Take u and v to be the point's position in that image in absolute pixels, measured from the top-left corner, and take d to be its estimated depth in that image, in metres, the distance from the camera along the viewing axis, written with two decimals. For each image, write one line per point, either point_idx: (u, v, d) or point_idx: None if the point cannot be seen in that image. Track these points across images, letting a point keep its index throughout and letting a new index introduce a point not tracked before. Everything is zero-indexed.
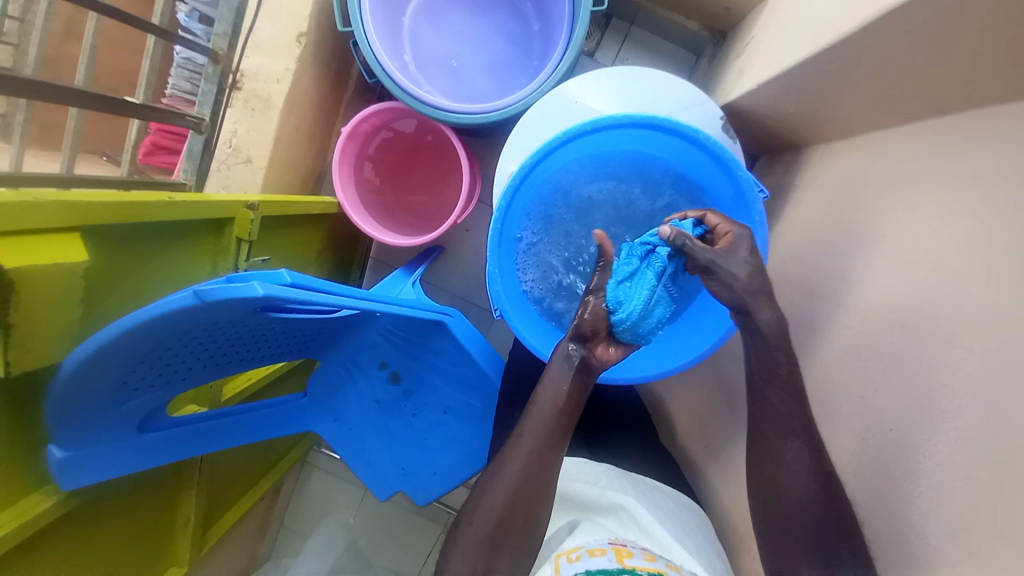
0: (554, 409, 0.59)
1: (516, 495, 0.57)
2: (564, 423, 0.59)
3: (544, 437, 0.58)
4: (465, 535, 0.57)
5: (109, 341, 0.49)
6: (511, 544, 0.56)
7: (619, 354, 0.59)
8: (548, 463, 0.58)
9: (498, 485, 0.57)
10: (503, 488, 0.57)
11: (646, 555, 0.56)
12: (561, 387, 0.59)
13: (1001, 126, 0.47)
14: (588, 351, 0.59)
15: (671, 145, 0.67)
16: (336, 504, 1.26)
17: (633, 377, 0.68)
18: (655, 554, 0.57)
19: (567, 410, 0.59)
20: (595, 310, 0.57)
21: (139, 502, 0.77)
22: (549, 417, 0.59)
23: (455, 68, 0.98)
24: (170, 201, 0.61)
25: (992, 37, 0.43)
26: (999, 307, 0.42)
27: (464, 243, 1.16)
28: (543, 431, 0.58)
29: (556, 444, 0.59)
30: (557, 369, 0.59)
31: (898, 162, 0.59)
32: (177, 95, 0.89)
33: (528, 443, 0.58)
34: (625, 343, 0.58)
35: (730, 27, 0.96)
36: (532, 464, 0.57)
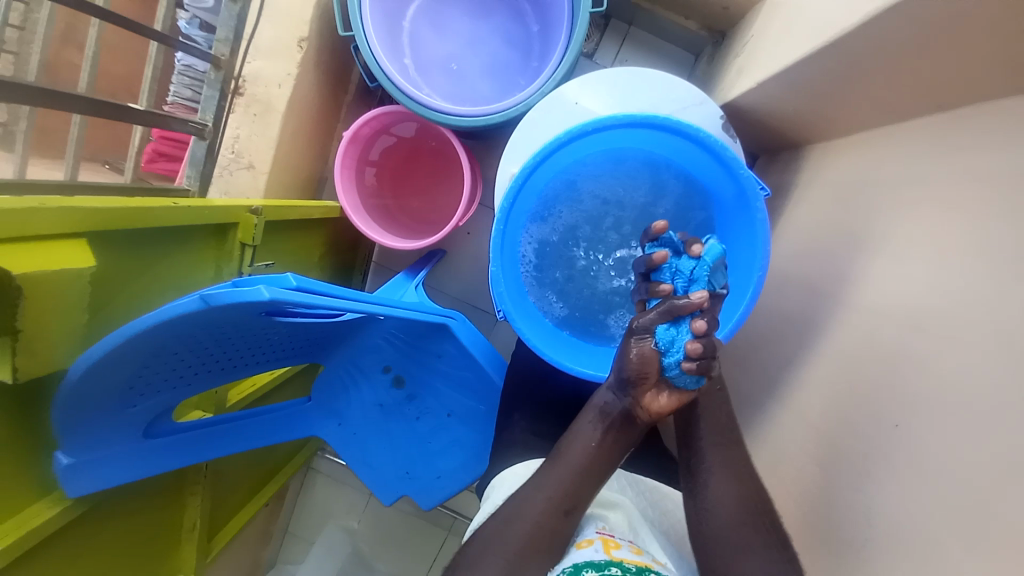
0: (585, 458, 0.56)
1: (532, 538, 0.53)
2: (597, 475, 0.57)
3: (566, 487, 0.55)
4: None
5: (115, 347, 0.50)
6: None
7: (671, 400, 0.55)
8: (568, 510, 0.55)
9: (511, 525, 0.54)
10: (516, 525, 0.54)
11: (633, 547, 0.56)
12: (590, 442, 0.57)
13: (1003, 120, 0.46)
14: (633, 401, 0.56)
15: (672, 145, 0.67)
16: (339, 510, 1.26)
17: (586, 373, 0.70)
18: (641, 547, 0.57)
19: (593, 465, 0.56)
20: (643, 358, 0.53)
21: (144, 507, 0.77)
22: (579, 466, 0.56)
23: (454, 70, 0.98)
24: (175, 206, 0.62)
25: (991, 32, 0.43)
26: (1003, 302, 0.42)
27: (465, 246, 1.16)
28: (571, 476, 0.56)
29: (577, 494, 0.55)
30: (590, 420, 0.58)
31: (900, 158, 0.59)
32: (178, 102, 0.89)
33: (547, 487, 0.55)
34: (678, 385, 0.54)
35: (729, 27, 0.96)
36: (552, 507, 0.54)
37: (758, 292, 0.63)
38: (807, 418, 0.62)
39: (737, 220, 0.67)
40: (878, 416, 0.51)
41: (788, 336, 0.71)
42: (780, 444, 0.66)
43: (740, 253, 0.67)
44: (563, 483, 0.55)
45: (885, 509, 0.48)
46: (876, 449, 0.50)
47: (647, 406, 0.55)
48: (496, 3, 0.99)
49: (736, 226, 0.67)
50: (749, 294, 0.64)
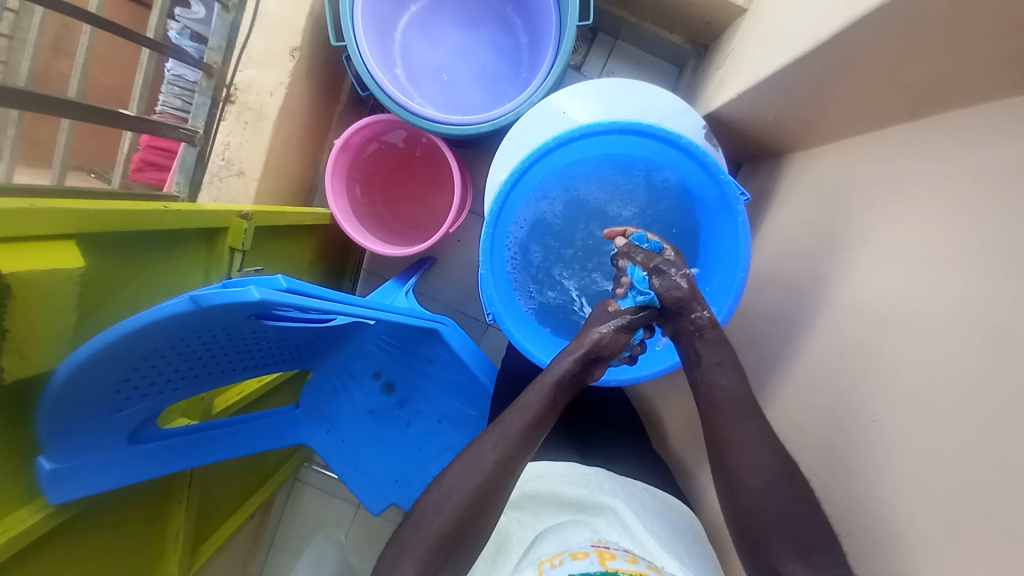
0: (536, 412, 0.58)
1: (490, 483, 0.56)
2: (541, 428, 0.59)
3: (513, 443, 0.57)
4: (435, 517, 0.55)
5: (101, 350, 0.49)
6: (479, 525, 0.56)
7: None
8: (508, 474, 0.57)
9: (471, 469, 0.56)
10: (476, 470, 0.56)
11: (627, 557, 0.57)
12: (543, 394, 0.59)
13: (974, 126, 0.49)
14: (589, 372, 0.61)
15: (657, 151, 0.69)
16: (328, 521, 1.24)
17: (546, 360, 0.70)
18: (637, 556, 0.58)
19: (540, 420, 0.58)
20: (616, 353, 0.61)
21: (128, 517, 0.75)
22: (529, 420, 0.58)
23: (445, 80, 1.00)
24: (165, 210, 0.62)
25: (961, 41, 0.46)
26: (975, 296, 0.44)
27: (456, 252, 1.17)
28: (519, 430, 0.58)
29: (530, 441, 0.58)
30: (550, 376, 0.59)
31: (877, 164, 0.61)
32: (167, 111, 0.89)
33: (506, 434, 0.57)
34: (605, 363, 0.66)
35: (712, 40, 0.99)
36: (507, 459, 0.56)
37: (740, 295, 0.64)
38: (792, 416, 0.63)
39: (720, 221, 0.68)
40: (860, 411, 0.52)
41: (771, 336, 0.73)
42: None
43: (723, 255, 0.68)
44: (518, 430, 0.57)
45: (873, 502, 0.49)
46: (859, 444, 0.52)
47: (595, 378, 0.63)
48: (485, 15, 1.01)
49: (720, 229, 0.69)
50: (733, 296, 0.65)
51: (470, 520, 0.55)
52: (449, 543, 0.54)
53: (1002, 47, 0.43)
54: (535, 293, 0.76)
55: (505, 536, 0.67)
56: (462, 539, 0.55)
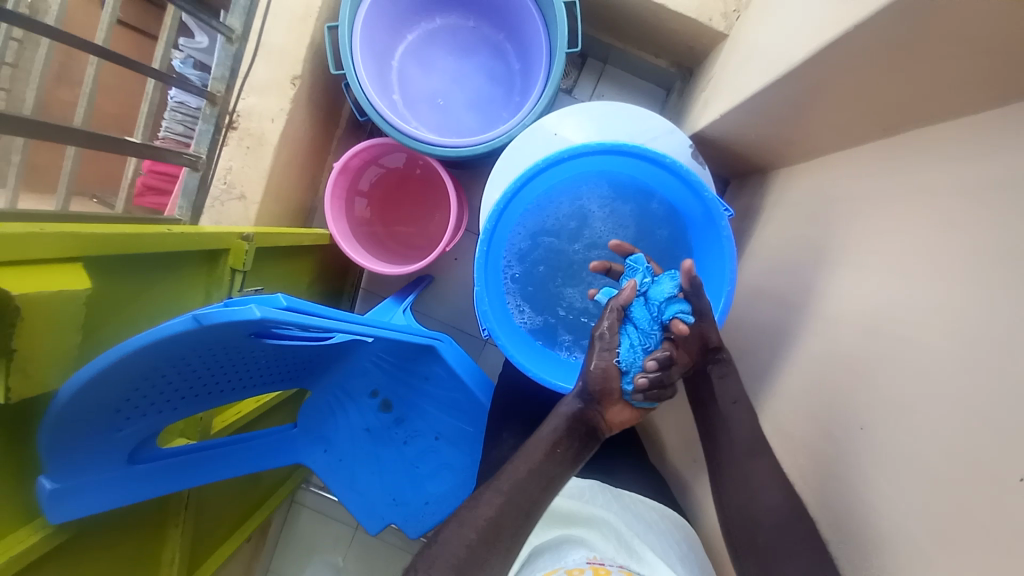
0: (543, 450, 0.57)
1: (505, 513, 0.54)
2: (551, 467, 0.57)
3: (519, 477, 0.56)
4: (447, 549, 0.53)
5: (103, 369, 0.50)
6: (491, 562, 0.53)
7: (630, 415, 0.61)
8: (519, 511, 0.54)
9: (487, 499, 0.55)
10: (493, 499, 0.54)
11: (623, 572, 0.56)
12: (546, 436, 0.58)
13: (947, 142, 0.51)
14: (599, 414, 0.60)
15: (644, 171, 0.71)
16: (326, 544, 1.22)
17: (560, 385, 0.70)
18: (632, 570, 0.58)
19: (548, 459, 0.57)
20: (605, 372, 0.58)
21: (122, 540, 0.75)
22: (535, 458, 0.57)
23: (440, 105, 1.04)
24: (169, 233, 0.64)
25: (927, 62, 0.48)
26: (952, 304, 0.45)
27: (452, 270, 1.19)
28: (525, 465, 0.56)
29: (541, 474, 0.56)
30: (552, 422, 0.59)
31: (856, 179, 0.64)
32: (170, 137, 0.93)
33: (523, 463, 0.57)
34: (637, 405, 0.60)
35: (696, 64, 1.03)
36: (514, 492, 0.55)
37: (727, 310, 0.66)
38: (784, 426, 0.64)
39: (706, 237, 0.70)
40: (847, 419, 0.54)
41: (762, 348, 0.74)
42: None
43: (711, 270, 0.70)
44: (536, 464, 0.56)
45: (861, 508, 0.50)
46: (848, 451, 0.52)
47: (609, 418, 0.60)
48: (479, 42, 1.05)
49: (707, 245, 0.71)
50: (721, 309, 0.66)
51: (479, 554, 0.52)
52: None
53: (965, 67, 0.46)
54: (529, 310, 0.78)
55: None
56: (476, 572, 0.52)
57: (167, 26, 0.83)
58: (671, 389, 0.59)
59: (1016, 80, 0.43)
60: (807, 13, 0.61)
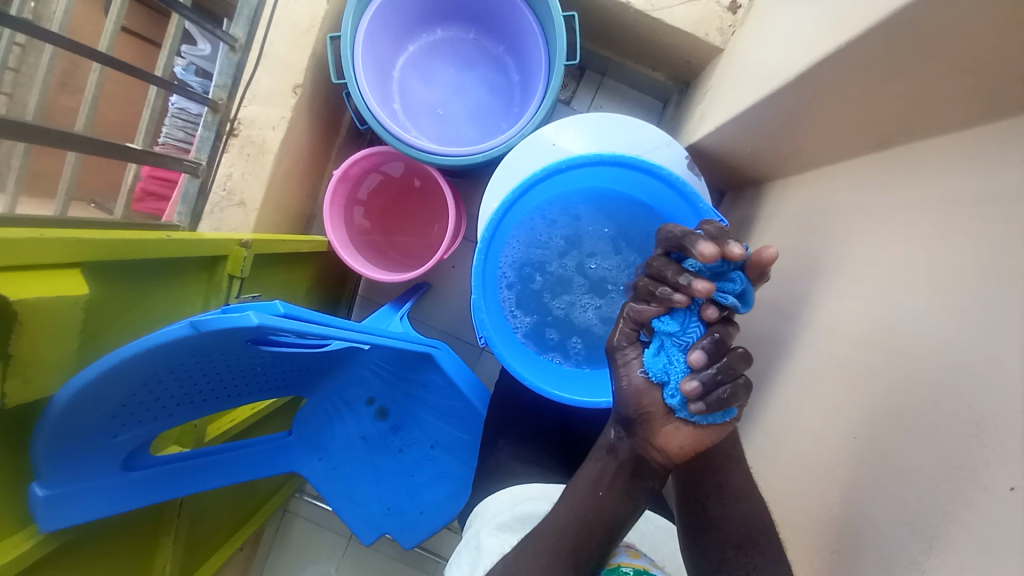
0: (590, 492, 0.55)
1: (556, 564, 0.53)
2: (602, 511, 0.54)
3: (567, 523, 0.54)
4: None
5: (100, 375, 0.50)
6: None
7: (689, 435, 0.52)
8: (568, 558, 0.53)
9: (531, 549, 0.54)
10: (540, 552, 0.54)
11: (631, 552, 0.64)
12: (593, 476, 0.56)
13: (937, 156, 0.52)
14: (645, 442, 0.54)
15: (640, 182, 0.72)
16: (319, 555, 1.21)
17: (562, 395, 0.70)
18: (637, 551, 0.65)
19: (599, 505, 0.54)
20: (636, 390, 0.53)
21: (114, 549, 0.74)
22: (583, 502, 0.55)
23: (441, 115, 1.05)
24: (168, 239, 0.64)
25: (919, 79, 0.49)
26: (942, 315, 0.46)
27: (450, 278, 1.19)
28: (574, 511, 0.55)
29: (590, 521, 0.54)
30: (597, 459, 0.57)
31: (849, 192, 0.65)
32: (170, 143, 0.94)
33: (568, 507, 0.55)
34: (697, 420, 0.51)
35: (693, 78, 1.05)
36: (560, 539, 0.54)
37: None
38: (778, 436, 0.64)
39: None
40: (841, 428, 0.54)
41: (758, 359, 0.74)
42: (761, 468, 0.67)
43: None
44: (582, 508, 0.55)
45: (853, 517, 0.50)
46: (842, 462, 0.52)
47: (660, 444, 0.53)
48: (479, 54, 1.06)
49: None
50: None
51: None
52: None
53: (953, 83, 0.47)
54: (527, 319, 0.79)
55: None
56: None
57: (172, 35, 0.84)
58: (739, 389, 0.49)
59: (1002, 97, 0.44)
60: (802, 30, 0.63)
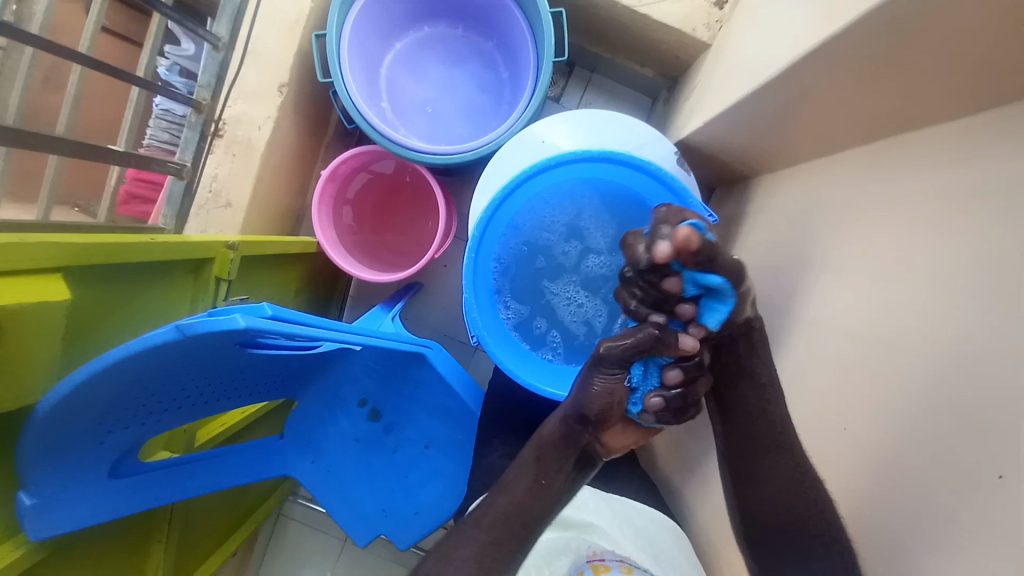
0: (541, 470, 0.57)
1: (493, 546, 0.54)
2: (550, 488, 0.57)
3: (516, 498, 0.56)
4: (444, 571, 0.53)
5: (84, 382, 0.49)
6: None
7: (631, 437, 0.59)
8: (515, 530, 0.55)
9: (465, 536, 0.55)
10: (476, 533, 0.55)
11: (623, 568, 0.61)
12: (544, 452, 0.57)
13: (925, 149, 0.52)
14: (595, 435, 0.58)
15: (631, 178, 0.72)
16: (314, 558, 1.20)
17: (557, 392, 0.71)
18: (631, 564, 0.62)
19: (546, 479, 0.57)
20: (607, 394, 0.56)
21: (103, 557, 0.73)
22: (533, 478, 0.56)
23: (430, 113, 1.04)
24: (153, 242, 0.63)
25: (909, 72, 0.49)
26: (931, 307, 0.46)
27: (442, 277, 1.18)
28: (525, 486, 0.56)
29: (540, 498, 0.56)
30: (550, 437, 0.58)
31: (838, 186, 0.65)
32: (155, 145, 0.92)
33: (510, 493, 0.56)
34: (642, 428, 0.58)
35: (681, 73, 1.05)
36: (510, 513, 0.55)
37: None
38: None
39: None
40: (833, 420, 0.55)
41: None
42: None
43: None
44: (533, 484, 0.56)
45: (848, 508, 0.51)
46: (834, 452, 0.53)
47: (608, 441, 0.59)
48: (468, 51, 1.05)
49: None
50: None
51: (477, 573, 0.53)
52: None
53: (938, 78, 0.48)
54: (518, 316, 0.78)
55: None
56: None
57: (153, 33, 0.83)
58: (689, 409, 0.56)
59: (990, 91, 0.45)
60: (787, 25, 0.63)
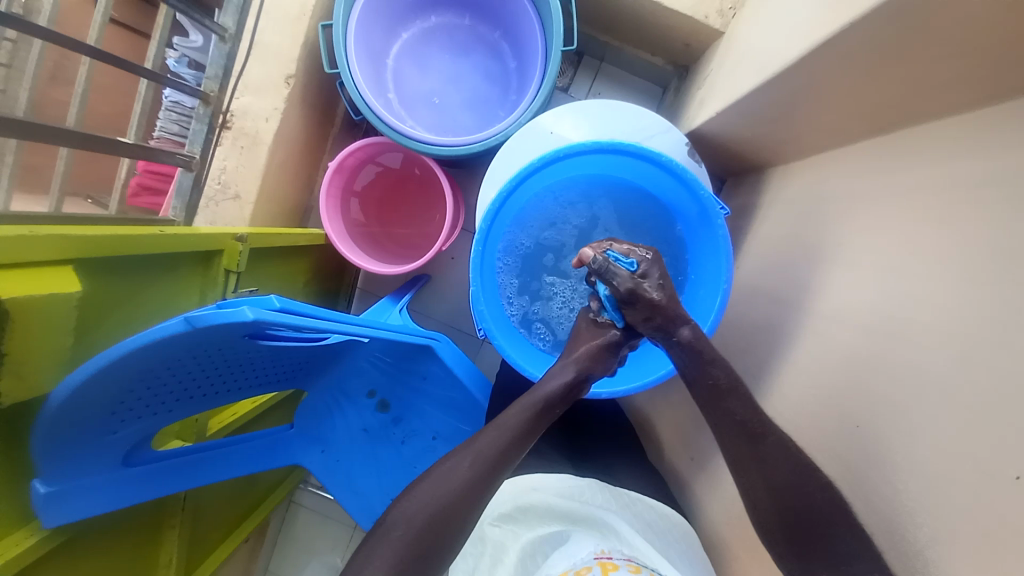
0: (536, 409, 0.58)
1: (480, 476, 0.55)
2: (540, 426, 0.59)
3: (514, 430, 0.57)
4: (434, 491, 0.54)
5: (95, 374, 0.50)
6: (473, 514, 0.55)
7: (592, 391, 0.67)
8: (505, 462, 0.56)
9: (457, 461, 0.55)
10: (467, 460, 0.55)
11: (630, 566, 0.57)
12: (543, 394, 0.59)
13: (943, 140, 0.51)
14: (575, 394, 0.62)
15: (639, 169, 0.71)
16: (325, 546, 1.22)
17: None
18: (639, 563, 0.58)
19: (541, 415, 0.59)
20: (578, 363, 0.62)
21: (118, 542, 0.75)
22: (531, 415, 0.58)
23: (436, 104, 1.03)
24: (161, 235, 0.63)
25: (926, 63, 0.48)
26: (943, 303, 0.46)
27: (449, 269, 1.18)
28: (522, 421, 0.57)
29: (532, 434, 0.58)
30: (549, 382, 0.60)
31: (852, 179, 0.64)
32: (165, 137, 0.92)
33: (506, 428, 0.57)
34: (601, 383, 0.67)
35: (692, 62, 1.03)
36: (506, 446, 0.56)
37: (723, 307, 0.65)
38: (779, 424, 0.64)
39: (700, 236, 0.70)
40: (841, 416, 0.54)
41: (758, 346, 0.74)
42: None
43: (707, 268, 0.70)
44: (529, 420, 0.58)
45: (855, 507, 0.50)
46: (842, 448, 0.53)
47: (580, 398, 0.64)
48: (474, 40, 1.04)
49: (701, 244, 0.70)
50: (717, 307, 0.65)
51: (465, 505, 0.54)
52: (423, 541, 0.52)
53: (955, 67, 0.46)
54: (524, 309, 0.78)
55: (500, 548, 0.64)
56: (441, 534, 0.53)
57: (161, 25, 0.82)
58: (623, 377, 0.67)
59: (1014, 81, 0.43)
60: (800, 12, 0.61)
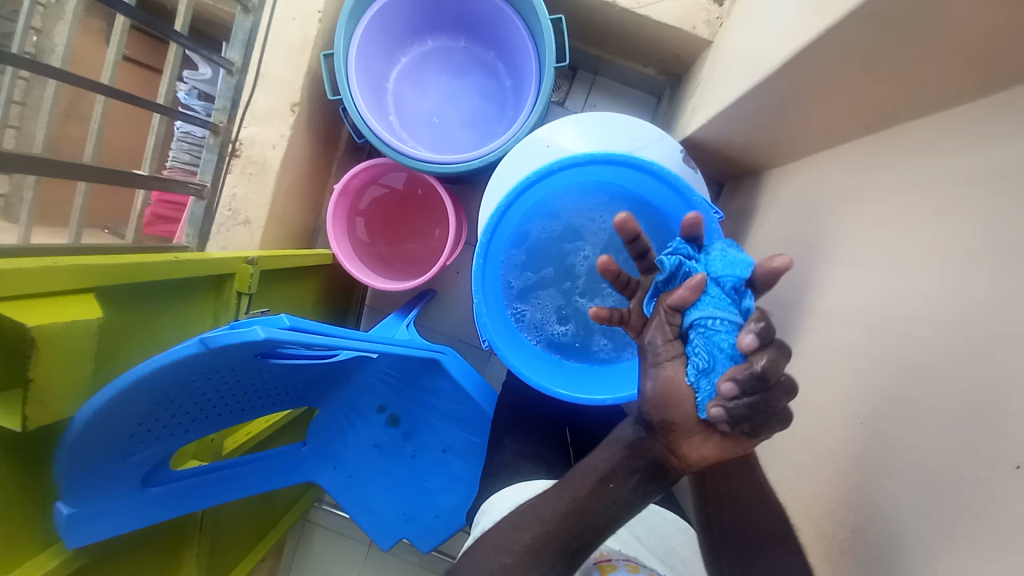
0: (626, 446, 0.55)
1: (578, 508, 0.54)
2: (635, 466, 0.54)
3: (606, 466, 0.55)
4: (525, 521, 0.55)
5: (116, 396, 0.52)
6: (566, 548, 0.54)
7: (715, 450, 0.49)
8: (600, 496, 0.54)
9: (553, 495, 0.56)
10: (568, 493, 0.55)
11: (629, 566, 0.62)
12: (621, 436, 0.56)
13: (936, 137, 0.51)
14: (668, 448, 0.52)
15: (635, 180, 0.73)
16: (341, 564, 1.22)
17: (561, 394, 0.73)
18: (638, 563, 0.63)
19: (637, 456, 0.54)
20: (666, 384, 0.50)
21: (139, 562, 0.77)
22: (620, 450, 0.55)
23: (436, 124, 1.06)
24: (175, 261, 0.66)
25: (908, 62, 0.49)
26: (942, 298, 0.46)
27: (454, 283, 1.20)
28: (615, 458, 0.55)
29: (630, 472, 0.54)
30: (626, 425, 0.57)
31: (848, 179, 0.64)
32: (178, 166, 0.97)
33: (599, 463, 0.56)
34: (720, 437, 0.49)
35: (684, 71, 1.05)
36: (598, 479, 0.55)
37: None
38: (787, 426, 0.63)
39: None
40: (846, 414, 0.54)
41: None
42: (774, 459, 0.67)
43: None
44: (617, 455, 0.55)
45: (863, 506, 0.50)
46: (850, 446, 0.53)
47: (682, 453, 0.51)
48: (471, 61, 1.08)
49: None
50: None
51: (559, 536, 0.54)
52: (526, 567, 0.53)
53: (938, 65, 0.47)
54: (529, 320, 0.80)
55: None
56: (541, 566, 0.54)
57: (171, 62, 0.85)
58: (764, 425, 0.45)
59: (996, 75, 0.44)
60: (784, 19, 0.63)
